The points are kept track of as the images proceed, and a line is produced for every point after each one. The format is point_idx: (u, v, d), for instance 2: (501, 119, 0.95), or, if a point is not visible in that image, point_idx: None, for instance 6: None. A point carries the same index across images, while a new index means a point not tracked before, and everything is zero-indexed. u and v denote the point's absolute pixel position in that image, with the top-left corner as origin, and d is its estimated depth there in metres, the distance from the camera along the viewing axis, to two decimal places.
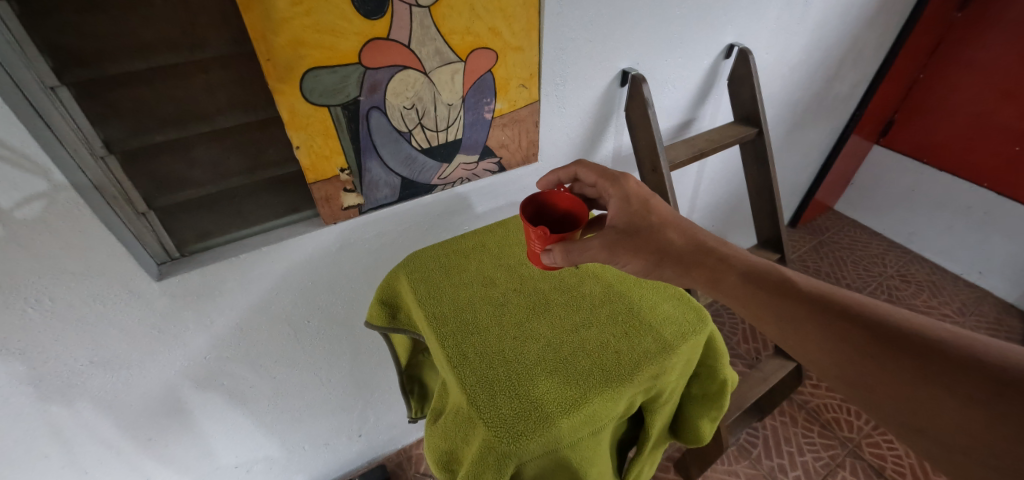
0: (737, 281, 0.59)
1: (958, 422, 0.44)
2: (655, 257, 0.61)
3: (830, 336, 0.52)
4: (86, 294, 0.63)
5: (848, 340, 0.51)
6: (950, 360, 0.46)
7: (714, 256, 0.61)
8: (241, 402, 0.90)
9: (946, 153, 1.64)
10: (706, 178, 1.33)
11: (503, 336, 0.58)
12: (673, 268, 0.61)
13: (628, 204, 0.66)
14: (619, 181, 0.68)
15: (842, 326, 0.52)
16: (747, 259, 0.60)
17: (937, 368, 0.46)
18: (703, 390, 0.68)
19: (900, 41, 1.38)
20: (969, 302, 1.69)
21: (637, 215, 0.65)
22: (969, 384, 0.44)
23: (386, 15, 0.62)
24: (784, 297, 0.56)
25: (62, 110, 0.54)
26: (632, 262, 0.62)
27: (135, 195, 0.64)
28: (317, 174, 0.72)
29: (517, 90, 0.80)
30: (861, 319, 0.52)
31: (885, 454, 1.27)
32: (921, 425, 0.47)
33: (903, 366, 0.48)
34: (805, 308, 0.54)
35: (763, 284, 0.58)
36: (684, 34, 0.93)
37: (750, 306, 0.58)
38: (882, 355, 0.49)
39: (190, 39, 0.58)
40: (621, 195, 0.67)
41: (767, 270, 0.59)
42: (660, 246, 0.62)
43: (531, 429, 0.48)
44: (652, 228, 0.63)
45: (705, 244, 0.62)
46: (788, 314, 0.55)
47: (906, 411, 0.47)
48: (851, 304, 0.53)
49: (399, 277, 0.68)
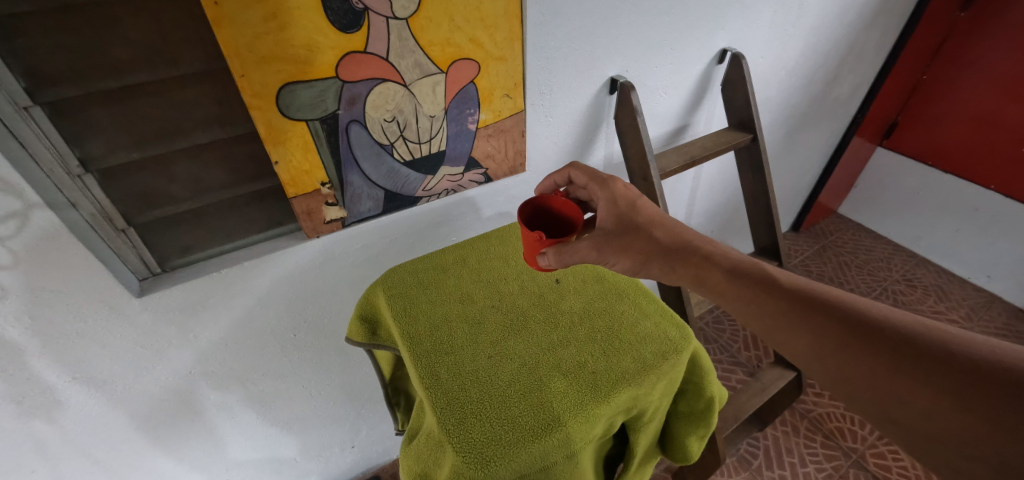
0: (720, 281, 0.57)
1: (933, 418, 0.43)
2: (643, 257, 0.61)
3: (810, 336, 0.50)
4: (66, 312, 0.63)
5: (826, 338, 0.49)
6: (923, 355, 0.45)
7: (698, 255, 0.59)
8: (230, 415, 0.90)
9: (950, 155, 1.61)
10: (703, 184, 1.31)
11: (479, 355, 0.57)
12: (661, 267, 0.60)
13: (616, 206, 0.64)
14: (607, 184, 0.66)
15: (821, 324, 0.50)
16: (729, 257, 0.58)
17: (913, 365, 0.44)
18: (690, 407, 0.66)
19: (901, 42, 1.35)
20: (977, 307, 1.65)
21: (625, 215, 0.64)
22: (942, 378, 0.43)
23: (362, 28, 0.61)
24: (766, 294, 0.54)
25: (36, 130, 0.54)
26: (621, 263, 0.61)
27: (115, 213, 0.64)
28: (296, 188, 0.71)
29: (502, 101, 0.79)
30: (839, 316, 0.50)
31: (890, 465, 1.24)
32: (898, 424, 0.45)
33: (879, 364, 0.46)
34: (785, 308, 0.52)
35: (745, 288, 0.55)
36: (675, 40, 0.92)
37: (733, 310, 0.56)
38: (860, 353, 0.47)
39: (164, 56, 0.58)
40: (609, 197, 0.65)
41: (749, 268, 0.57)
42: (647, 245, 0.61)
43: (504, 455, 0.47)
44: (635, 229, 0.62)
45: (688, 244, 0.60)
46: (768, 312, 0.53)
47: (882, 408, 0.46)
48: (830, 300, 0.51)
49: (378, 293, 0.67)
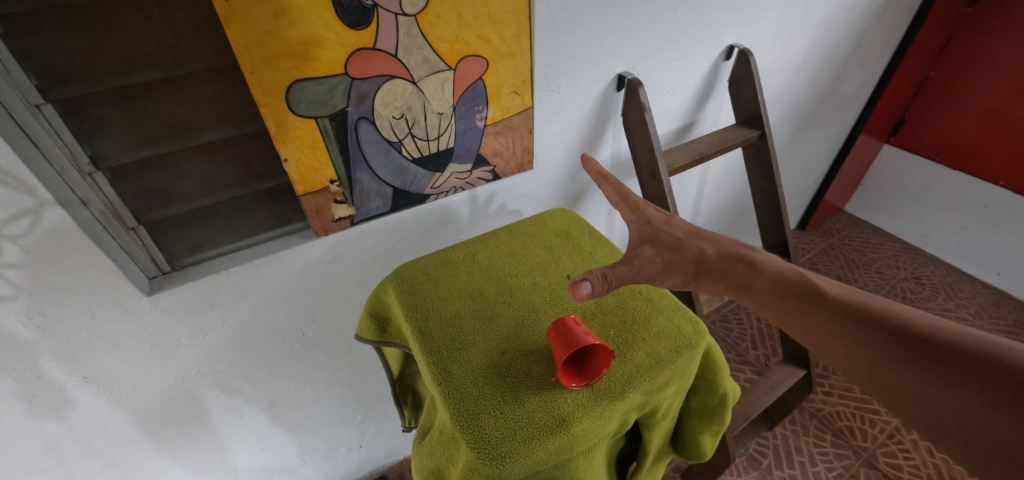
0: (765, 288, 0.57)
1: (986, 429, 0.43)
2: (694, 269, 0.58)
3: (857, 344, 0.51)
4: (76, 311, 0.63)
5: (870, 345, 0.50)
6: (970, 366, 0.45)
7: (744, 264, 0.59)
8: (238, 415, 0.90)
9: (959, 152, 1.59)
10: (709, 181, 1.30)
11: (491, 350, 0.57)
12: (713, 281, 0.59)
13: (651, 226, 0.61)
14: (638, 208, 0.63)
15: (872, 334, 0.50)
16: (773, 266, 0.59)
17: (959, 374, 0.45)
18: (702, 404, 0.66)
19: (908, 38, 1.34)
20: (987, 305, 1.63)
21: (661, 233, 0.60)
22: (997, 390, 0.43)
23: (371, 24, 0.61)
24: (813, 303, 0.55)
25: (47, 127, 0.54)
26: (671, 279, 0.58)
27: (124, 211, 0.64)
28: (305, 186, 0.71)
29: (510, 98, 0.79)
30: (887, 326, 0.50)
31: (901, 464, 1.23)
32: (951, 433, 0.45)
33: (934, 374, 0.46)
34: (836, 317, 0.53)
35: (794, 295, 0.56)
36: (682, 36, 0.91)
37: (779, 317, 0.57)
38: (909, 363, 0.48)
39: (173, 53, 0.58)
40: (640, 220, 0.62)
41: (796, 277, 0.57)
42: (695, 260, 0.59)
43: (517, 451, 0.47)
44: (681, 247, 0.59)
45: (736, 255, 0.60)
46: (815, 320, 0.54)
47: (929, 415, 0.46)
48: (874, 309, 0.52)
49: (387, 290, 0.67)
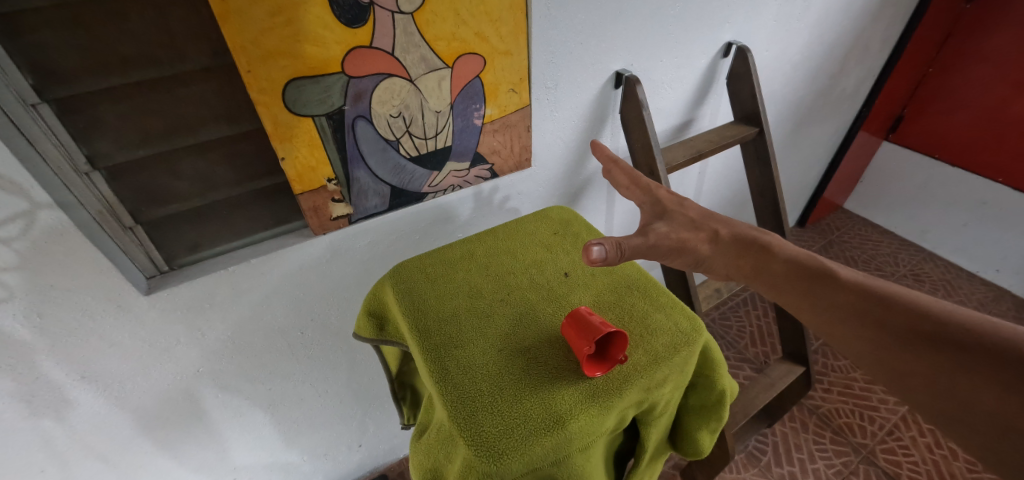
0: (779, 271, 0.58)
1: (996, 415, 0.43)
2: (702, 251, 0.60)
3: (867, 327, 0.51)
4: (74, 311, 0.63)
5: (880, 329, 0.50)
6: (981, 351, 0.45)
7: (756, 246, 0.60)
8: (238, 414, 0.90)
9: (958, 148, 1.59)
10: (708, 178, 1.30)
11: (489, 348, 0.57)
12: (725, 260, 0.61)
13: (662, 205, 0.64)
14: (650, 188, 0.66)
15: (882, 318, 0.51)
16: (787, 249, 0.59)
17: (972, 361, 0.45)
18: (700, 401, 0.66)
19: (907, 34, 1.34)
20: (986, 301, 1.63)
21: (674, 212, 0.63)
22: (1007, 376, 0.43)
23: (368, 22, 0.61)
24: (825, 286, 0.55)
25: (43, 127, 0.54)
26: (679, 259, 0.61)
27: (121, 210, 0.64)
28: (303, 184, 0.71)
29: (507, 95, 0.79)
30: (898, 311, 0.51)
31: (901, 461, 1.23)
32: (959, 418, 0.45)
33: (943, 358, 0.46)
34: (846, 300, 0.53)
35: (806, 278, 0.57)
36: (681, 33, 0.91)
37: (788, 299, 0.57)
38: (918, 347, 0.48)
39: (169, 51, 0.58)
40: (651, 200, 0.65)
41: (808, 261, 0.58)
42: (709, 239, 0.61)
43: (513, 449, 0.47)
44: (694, 226, 0.61)
45: (750, 238, 0.61)
46: (824, 303, 0.54)
47: (939, 400, 0.46)
48: (888, 294, 0.52)
49: (386, 287, 0.67)
